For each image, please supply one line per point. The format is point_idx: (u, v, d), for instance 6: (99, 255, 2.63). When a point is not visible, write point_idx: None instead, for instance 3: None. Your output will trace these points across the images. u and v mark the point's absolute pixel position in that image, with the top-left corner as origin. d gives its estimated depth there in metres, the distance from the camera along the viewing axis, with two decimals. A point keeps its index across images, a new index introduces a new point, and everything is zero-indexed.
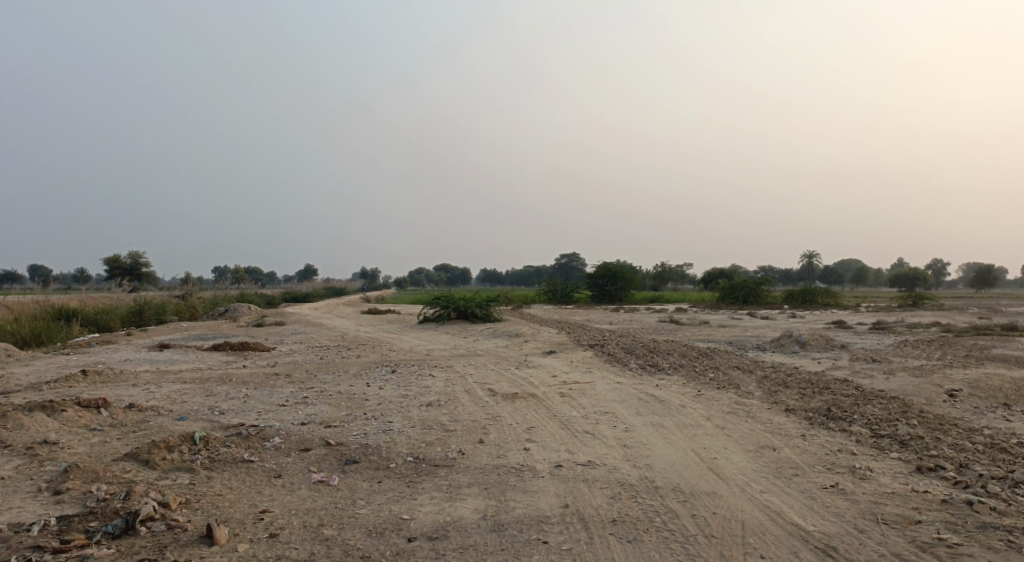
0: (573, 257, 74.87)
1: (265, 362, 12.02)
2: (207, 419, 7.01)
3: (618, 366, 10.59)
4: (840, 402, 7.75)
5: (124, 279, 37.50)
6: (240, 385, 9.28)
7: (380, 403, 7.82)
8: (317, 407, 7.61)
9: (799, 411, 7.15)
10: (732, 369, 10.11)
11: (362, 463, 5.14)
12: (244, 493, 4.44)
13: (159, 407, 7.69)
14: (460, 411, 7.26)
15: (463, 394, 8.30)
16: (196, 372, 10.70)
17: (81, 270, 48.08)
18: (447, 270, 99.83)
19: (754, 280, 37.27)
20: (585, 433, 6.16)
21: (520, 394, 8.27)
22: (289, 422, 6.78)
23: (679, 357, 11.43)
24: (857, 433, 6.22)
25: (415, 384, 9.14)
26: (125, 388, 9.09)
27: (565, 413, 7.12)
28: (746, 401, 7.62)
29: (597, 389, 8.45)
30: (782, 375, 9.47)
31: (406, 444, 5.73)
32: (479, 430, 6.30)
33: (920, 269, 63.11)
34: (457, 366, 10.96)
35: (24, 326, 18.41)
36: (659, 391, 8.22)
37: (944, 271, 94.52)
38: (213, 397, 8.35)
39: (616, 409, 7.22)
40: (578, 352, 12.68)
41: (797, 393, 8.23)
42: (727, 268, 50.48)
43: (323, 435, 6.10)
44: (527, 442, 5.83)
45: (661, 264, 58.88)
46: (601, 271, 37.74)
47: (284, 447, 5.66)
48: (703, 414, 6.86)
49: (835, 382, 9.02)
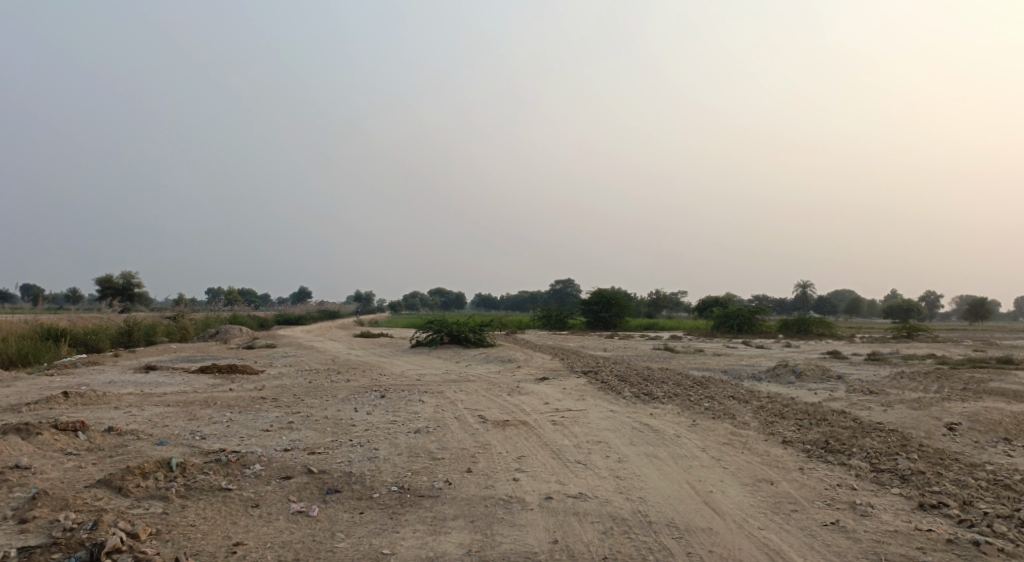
0: (568, 283, 74.87)
1: (253, 385, 11.79)
2: (187, 444, 6.79)
3: (611, 393, 10.42)
4: (838, 434, 7.59)
5: (116, 299, 37.17)
6: (225, 408, 9.06)
7: (367, 429, 7.62)
8: (302, 432, 7.40)
9: (797, 443, 6.99)
10: (728, 398, 9.94)
11: (344, 493, 4.94)
12: (218, 524, 4.25)
13: (139, 431, 7.47)
14: (449, 439, 7.06)
15: (452, 421, 8.11)
16: (180, 395, 10.46)
17: (74, 289, 47.71)
18: (442, 295, 99.63)
19: (749, 309, 37.20)
20: (576, 463, 5.97)
21: (511, 421, 8.08)
22: (272, 448, 6.57)
23: (673, 386, 11.27)
24: (855, 466, 6.06)
25: (404, 410, 8.94)
26: (106, 411, 8.86)
27: (557, 441, 6.93)
28: (742, 432, 7.45)
29: (590, 417, 8.27)
30: (778, 406, 9.30)
31: (392, 473, 5.54)
32: (468, 458, 6.11)
33: (913, 301, 63.31)
34: (447, 392, 10.76)
35: (10, 345, 18.13)
36: (653, 420, 8.04)
37: (937, 303, 94.78)
38: (196, 421, 8.13)
39: (609, 439, 7.04)
40: (571, 379, 12.50)
41: (794, 425, 8.06)
42: (721, 296, 50.44)
43: (306, 462, 5.90)
44: (516, 472, 5.64)
45: (656, 291, 58.83)
46: (596, 298, 37.68)
47: (264, 474, 5.45)
48: (698, 445, 6.69)
49: (832, 413, 8.86)
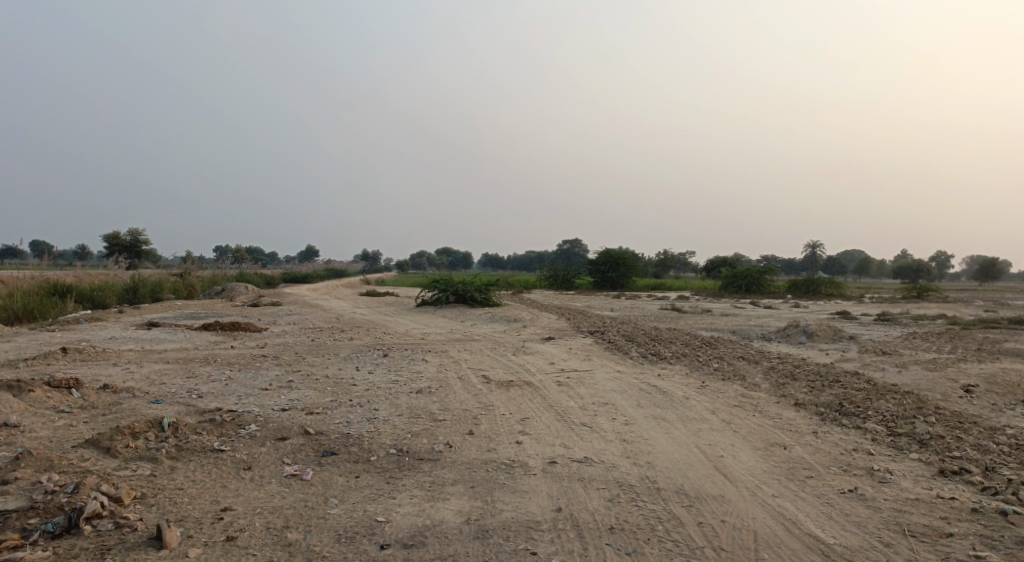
0: (574, 242, 74.32)
1: (254, 343, 11.65)
2: (183, 403, 6.62)
3: (618, 353, 10.21)
4: (852, 396, 7.36)
5: (123, 257, 37.11)
6: (224, 367, 8.90)
7: (368, 389, 7.44)
8: (300, 392, 7.23)
9: (810, 406, 6.76)
10: (737, 359, 9.72)
11: (340, 456, 4.76)
12: (207, 488, 4.08)
13: (135, 388, 7.32)
14: (451, 399, 6.88)
15: (455, 381, 7.92)
16: (181, 353, 10.33)
17: (82, 246, 47.73)
18: (449, 254, 99.39)
19: (757, 269, 36.78)
20: (582, 426, 5.77)
21: (516, 382, 7.89)
22: (269, 407, 6.40)
23: (682, 346, 11.05)
24: (871, 431, 5.83)
25: (406, 369, 8.76)
26: (104, 368, 8.71)
27: (562, 403, 6.73)
28: (753, 394, 7.22)
29: (596, 378, 8.06)
30: (789, 367, 9.07)
31: (390, 435, 5.35)
32: (470, 420, 5.92)
33: (923, 261, 62.68)
34: (451, 351, 10.58)
35: (16, 301, 18.09)
36: (661, 381, 7.82)
37: (948, 264, 93.77)
38: (195, 379, 7.98)
39: (616, 400, 6.83)
40: (577, 339, 12.30)
41: (806, 386, 7.83)
42: (730, 256, 49.94)
43: (303, 423, 5.73)
44: (519, 434, 5.44)
45: (664, 251, 58.33)
46: (603, 257, 37.37)
47: (259, 435, 5.28)
48: (708, 407, 6.47)
49: (845, 374, 8.62)
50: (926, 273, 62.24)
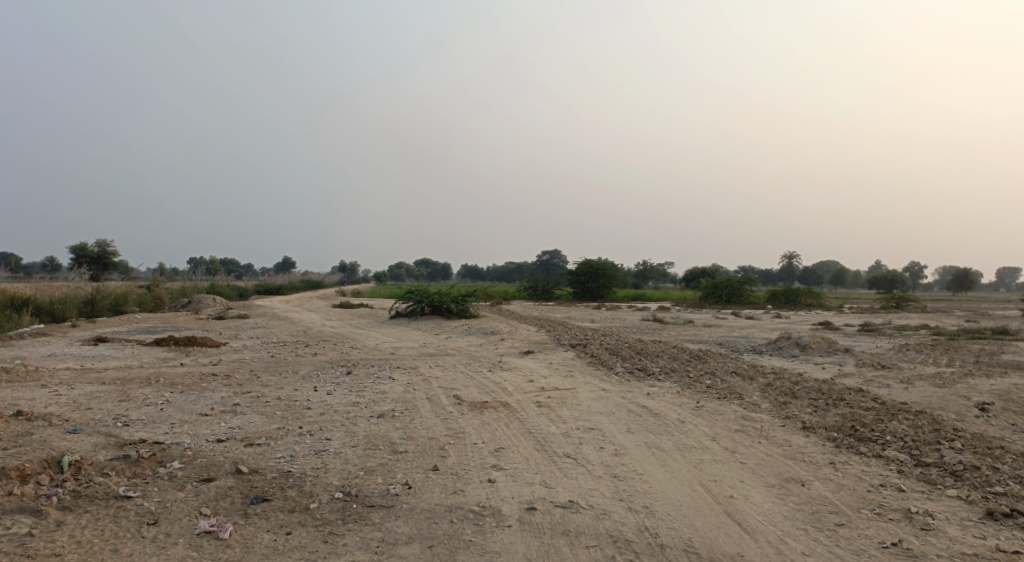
0: (554, 253, 73.59)
1: (207, 360, 10.66)
2: (104, 434, 5.70)
3: (603, 369, 9.44)
4: (861, 417, 6.66)
5: (88, 269, 35.60)
6: (166, 388, 7.95)
7: (323, 413, 6.56)
8: (245, 418, 6.33)
9: (819, 430, 6.03)
10: (731, 375, 8.98)
11: (272, 504, 3.92)
12: (96, 553, 3.23)
13: (53, 415, 6.36)
14: (416, 425, 6.04)
15: (423, 403, 7.07)
16: (123, 371, 9.34)
17: (49, 258, 46.07)
18: (428, 265, 98.42)
19: (737, 279, 36.33)
20: (566, 458, 4.97)
21: (490, 403, 7.06)
22: (203, 438, 5.51)
23: (670, 360, 10.29)
24: (894, 460, 5.13)
25: (370, 389, 7.90)
26: (28, 391, 7.70)
27: (542, 429, 5.92)
28: (754, 416, 6.47)
29: (580, 398, 7.27)
30: (787, 384, 8.36)
31: (339, 473, 4.50)
32: (435, 452, 5.09)
33: (898, 272, 63.12)
34: (421, 367, 9.71)
35: None
36: (652, 402, 7.05)
37: (921, 275, 94.66)
38: (127, 403, 7.03)
39: (604, 425, 6.03)
40: (558, 353, 11.51)
41: (810, 407, 7.12)
42: (708, 267, 49.74)
43: (238, 457, 4.86)
44: (493, 471, 4.62)
45: (643, 262, 58.00)
46: (583, 268, 36.74)
47: (179, 476, 4.40)
48: (707, 433, 5.70)
49: (849, 392, 7.93)
50: (900, 284, 62.33)
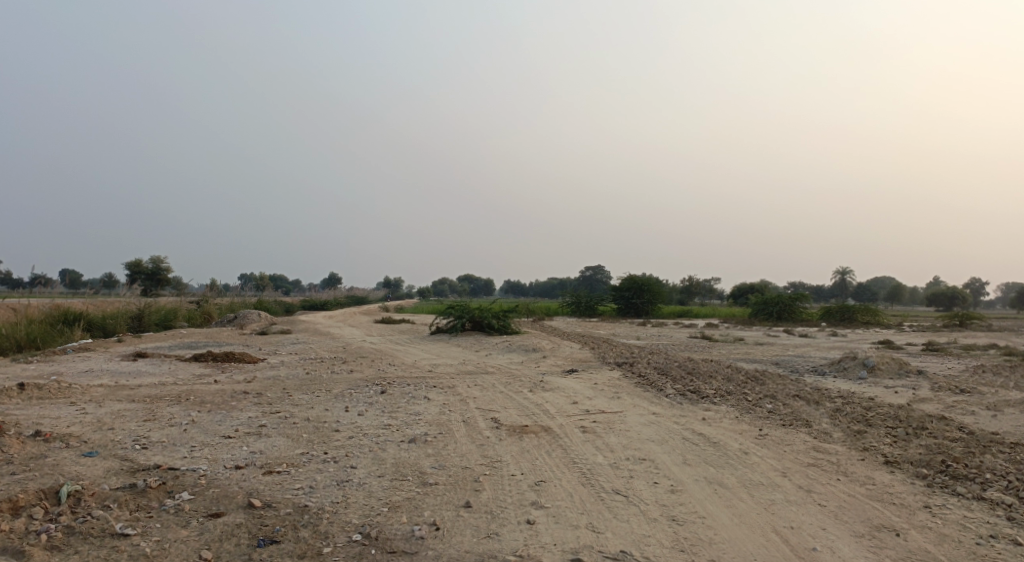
0: (597, 268, 72.64)
1: (242, 377, 10.39)
2: (120, 457, 5.38)
3: (652, 390, 8.80)
4: (951, 450, 5.88)
5: (140, 285, 36.41)
6: (194, 407, 7.66)
7: (351, 437, 6.12)
8: (269, 441, 5.93)
9: (905, 466, 5.29)
10: (793, 399, 8.22)
11: (281, 548, 3.49)
12: None
13: (73, 436, 6.08)
14: (450, 452, 5.54)
15: (459, 427, 6.57)
16: (155, 389, 9.11)
17: (107, 275, 47.50)
18: (470, 281, 98.53)
19: (788, 295, 34.91)
20: (615, 494, 4.40)
21: (531, 427, 6.52)
22: (221, 465, 5.11)
23: (724, 381, 9.59)
24: (1002, 503, 4.37)
25: (403, 410, 7.44)
26: (56, 409, 7.50)
27: (588, 459, 5.34)
28: (827, 447, 5.76)
29: (628, 424, 6.66)
30: (858, 410, 7.57)
31: (359, 509, 4.03)
32: (469, 485, 4.56)
33: (959, 289, 60.18)
34: (458, 386, 9.23)
35: (21, 329, 17.16)
36: (708, 429, 6.39)
37: (983, 290, 90.26)
38: (151, 423, 6.73)
39: (656, 456, 5.42)
40: (604, 372, 10.88)
41: (889, 436, 6.36)
42: (757, 283, 48.28)
43: (252, 488, 4.43)
44: (532, 510, 4.07)
45: (689, 278, 56.78)
46: (627, 283, 35.97)
47: (187, 510, 4.00)
48: (775, 467, 5.03)
49: (930, 420, 7.11)
50: (961, 300, 59.26)
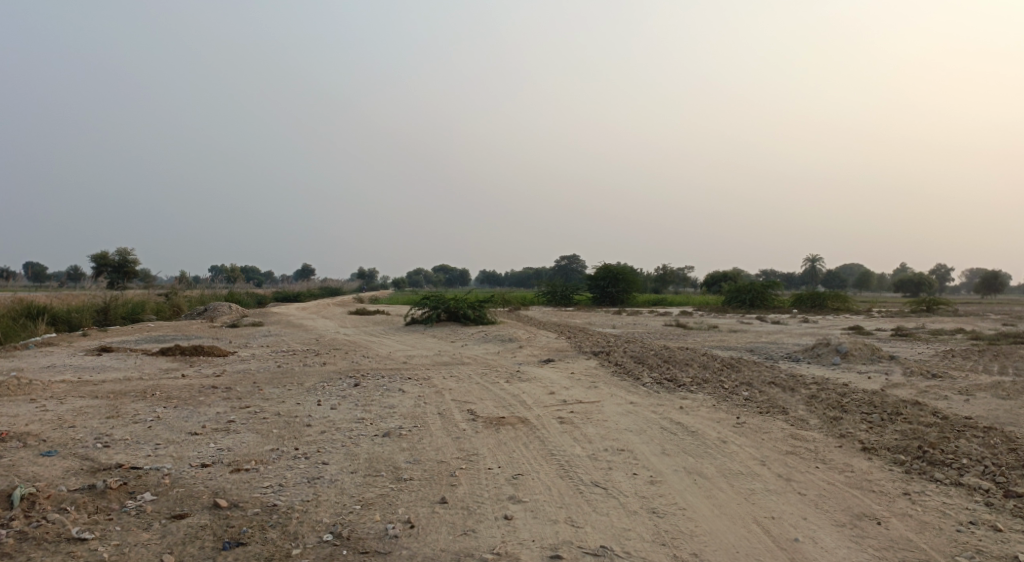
0: (573, 258, 72.77)
1: (210, 371, 10.12)
2: (79, 456, 5.15)
3: (630, 379, 8.76)
4: (926, 435, 5.91)
5: (106, 278, 35.49)
6: (160, 403, 7.41)
7: (323, 432, 5.95)
8: (238, 438, 5.74)
9: (882, 452, 5.30)
10: (770, 386, 8.23)
11: (249, 551, 3.35)
12: None
13: (30, 434, 5.82)
14: (425, 446, 5.41)
15: (434, 419, 6.44)
16: (120, 384, 8.81)
17: (72, 268, 46.24)
18: (445, 271, 98.06)
19: (760, 283, 35.29)
20: (595, 486, 4.32)
21: (508, 419, 6.41)
22: (186, 463, 4.92)
23: (701, 369, 9.59)
24: (979, 489, 4.39)
25: (377, 403, 7.28)
26: (14, 406, 7.19)
27: (566, 451, 5.25)
28: (805, 434, 5.75)
29: (606, 414, 6.59)
30: (834, 396, 7.60)
31: (331, 507, 3.89)
32: (444, 480, 4.44)
33: (925, 275, 61.47)
34: (434, 378, 9.09)
35: None
36: (687, 418, 6.35)
37: (948, 277, 92.43)
38: (114, 420, 6.48)
39: (635, 446, 5.35)
40: (580, 361, 10.82)
41: (865, 423, 6.38)
42: (730, 271, 48.78)
43: (219, 487, 4.26)
44: (510, 504, 3.97)
45: (663, 267, 57.15)
46: (602, 272, 36.03)
47: (149, 511, 3.82)
48: (754, 456, 5.00)
49: (904, 406, 7.16)
50: (927, 286, 60.57)
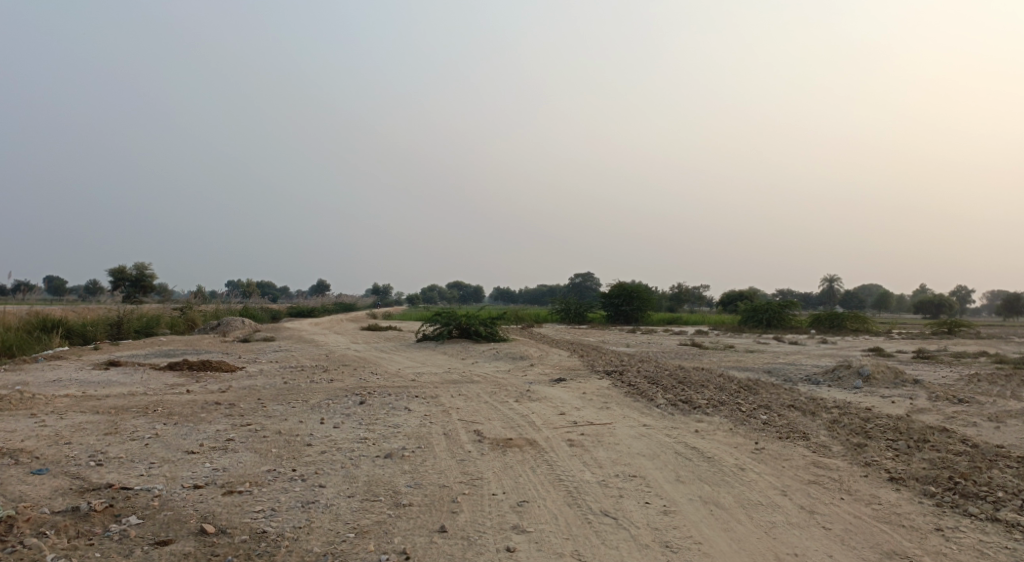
0: (587, 276, 72.43)
1: (216, 387, 9.96)
2: (70, 475, 4.98)
3: (643, 400, 8.48)
4: (958, 464, 5.58)
5: (123, 291, 35.68)
6: (160, 419, 7.24)
7: (323, 452, 5.75)
8: (235, 457, 5.55)
9: (911, 482, 4.99)
10: (789, 409, 7.92)
11: None
12: None
13: (23, 451, 5.66)
14: (427, 469, 5.18)
15: (440, 440, 6.22)
16: (123, 399, 8.67)
17: (91, 281, 46.65)
18: (460, 288, 98.05)
19: (777, 303, 34.77)
20: (604, 516, 4.07)
21: (515, 441, 6.17)
22: (178, 484, 4.73)
23: (716, 391, 9.28)
24: (1018, 525, 4.08)
25: (382, 422, 7.06)
26: (13, 421, 7.06)
27: (575, 476, 4.99)
28: (828, 462, 5.45)
29: (617, 437, 6.33)
30: (856, 421, 7.28)
31: (324, 535, 3.68)
32: (445, 507, 4.20)
33: (945, 296, 60.42)
34: (441, 396, 8.87)
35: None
36: (702, 442, 6.07)
37: (968, 298, 90.86)
38: (111, 437, 6.32)
39: (648, 472, 5.09)
40: (593, 381, 10.54)
41: (890, 450, 6.07)
42: (746, 291, 48.24)
43: (208, 511, 4.06)
44: (513, 535, 3.74)
45: (678, 286, 56.69)
46: (616, 290, 35.72)
47: (132, 536, 3.63)
48: (774, 485, 4.72)
49: (932, 432, 6.82)
50: (947, 308, 59.67)
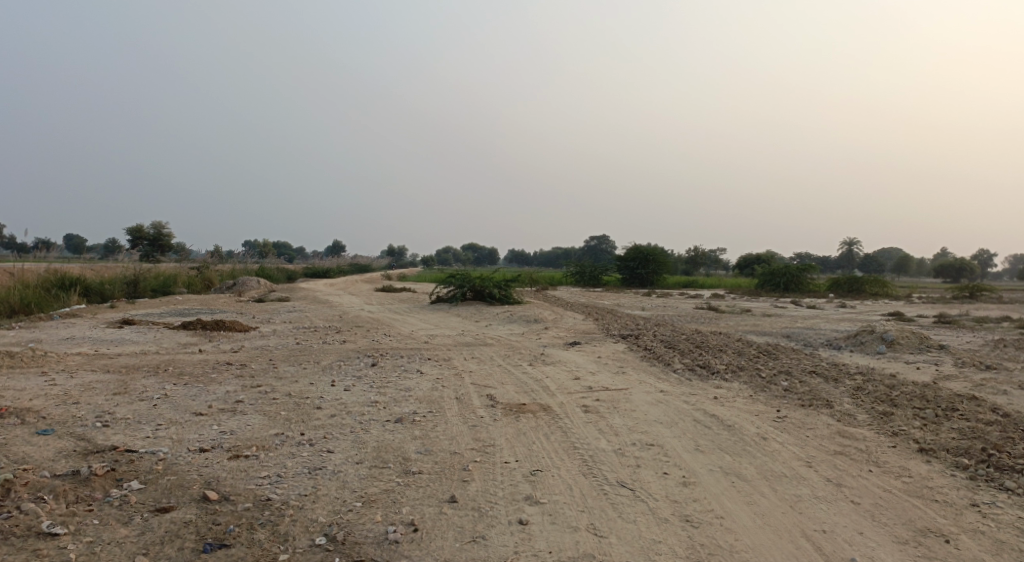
0: (603, 239, 71.91)
1: (228, 347, 9.89)
2: (76, 436, 4.89)
3: (660, 365, 8.29)
4: (990, 435, 5.35)
5: (141, 250, 35.90)
6: (170, 380, 7.16)
7: (333, 415, 5.62)
8: (243, 420, 5.44)
9: (942, 454, 4.77)
10: (811, 376, 7.68)
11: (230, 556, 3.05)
12: None
13: (31, 410, 5.60)
14: (439, 435, 5.04)
15: (451, 404, 6.07)
16: (135, 359, 8.63)
17: (110, 240, 47.03)
18: (474, 251, 97.95)
19: (795, 266, 34.23)
20: (620, 487, 3.90)
21: (529, 406, 6.01)
22: (184, 447, 4.62)
23: (735, 356, 9.06)
24: None
25: (393, 385, 6.93)
26: (23, 380, 7.02)
27: (590, 444, 4.82)
28: (854, 432, 5.24)
29: (634, 403, 6.15)
30: (881, 388, 7.04)
31: (329, 503, 3.55)
32: (455, 476, 4.05)
33: (967, 260, 59.23)
34: (454, 359, 8.73)
35: (14, 293, 16.65)
36: (722, 410, 5.87)
37: (991, 262, 89.28)
38: (120, 397, 6.24)
39: (666, 441, 4.90)
40: (608, 345, 10.36)
41: (918, 419, 5.84)
42: (764, 254, 47.59)
43: (212, 477, 3.95)
44: (526, 506, 3.58)
45: (694, 249, 56.10)
46: (632, 253, 35.35)
47: (132, 503, 3.52)
48: (799, 456, 4.52)
49: (961, 401, 6.57)
50: (969, 272, 58.46)
